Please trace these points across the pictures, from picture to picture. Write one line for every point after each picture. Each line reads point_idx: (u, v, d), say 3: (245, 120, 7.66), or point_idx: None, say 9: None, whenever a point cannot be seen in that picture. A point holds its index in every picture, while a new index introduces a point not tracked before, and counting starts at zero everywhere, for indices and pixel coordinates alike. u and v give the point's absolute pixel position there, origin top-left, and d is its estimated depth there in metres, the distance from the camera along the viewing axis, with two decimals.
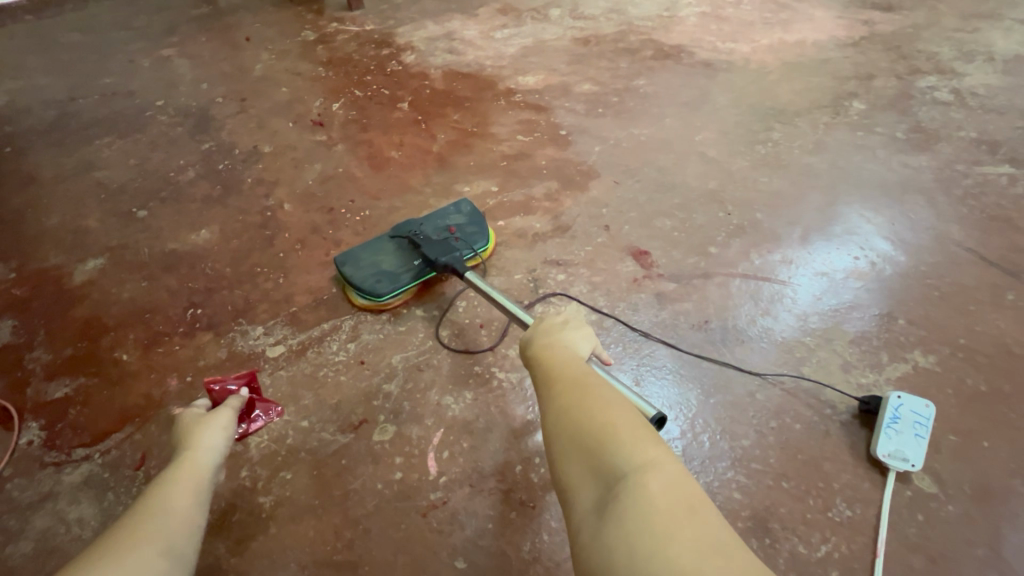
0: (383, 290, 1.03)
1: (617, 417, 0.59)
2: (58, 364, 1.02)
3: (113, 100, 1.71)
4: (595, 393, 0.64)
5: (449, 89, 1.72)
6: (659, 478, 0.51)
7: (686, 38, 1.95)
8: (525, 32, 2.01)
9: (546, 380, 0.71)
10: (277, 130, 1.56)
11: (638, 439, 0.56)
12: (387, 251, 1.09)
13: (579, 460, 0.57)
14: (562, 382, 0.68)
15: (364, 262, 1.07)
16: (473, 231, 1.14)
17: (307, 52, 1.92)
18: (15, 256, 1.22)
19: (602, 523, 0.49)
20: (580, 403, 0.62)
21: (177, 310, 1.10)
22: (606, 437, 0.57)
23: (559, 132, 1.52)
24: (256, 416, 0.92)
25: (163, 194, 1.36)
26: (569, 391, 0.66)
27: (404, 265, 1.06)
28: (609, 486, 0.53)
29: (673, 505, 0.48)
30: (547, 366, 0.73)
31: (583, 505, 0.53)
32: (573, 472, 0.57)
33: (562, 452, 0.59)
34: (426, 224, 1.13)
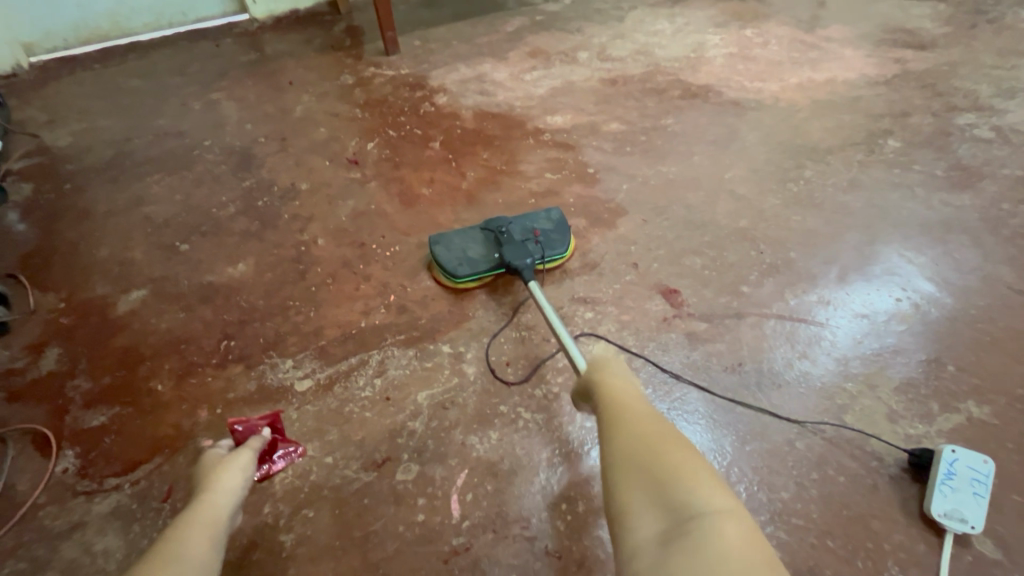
0: (457, 274, 1.13)
1: (689, 458, 0.58)
2: (96, 392, 1.05)
3: (165, 140, 1.81)
4: (665, 431, 0.63)
5: (480, 128, 1.77)
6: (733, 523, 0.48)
7: (714, 78, 1.97)
8: (554, 74, 2.06)
9: (612, 412, 0.70)
10: (314, 168, 1.62)
11: (711, 482, 0.54)
12: (475, 239, 1.19)
13: (642, 487, 0.55)
14: (631, 417, 0.67)
15: (454, 244, 1.17)
16: (556, 238, 1.19)
17: (345, 94, 2.02)
18: (64, 286, 1.28)
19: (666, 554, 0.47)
20: (652, 439, 0.61)
21: (212, 341, 1.13)
22: (677, 473, 0.55)
23: (587, 169, 1.54)
24: (277, 458, 0.91)
25: (203, 229, 1.42)
26: (639, 427, 0.64)
27: (485, 256, 1.15)
28: (675, 517, 0.50)
29: (748, 552, 0.45)
30: (616, 401, 0.72)
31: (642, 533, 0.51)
32: (634, 498, 0.55)
33: (624, 477, 0.57)
34: (516, 223, 1.19)
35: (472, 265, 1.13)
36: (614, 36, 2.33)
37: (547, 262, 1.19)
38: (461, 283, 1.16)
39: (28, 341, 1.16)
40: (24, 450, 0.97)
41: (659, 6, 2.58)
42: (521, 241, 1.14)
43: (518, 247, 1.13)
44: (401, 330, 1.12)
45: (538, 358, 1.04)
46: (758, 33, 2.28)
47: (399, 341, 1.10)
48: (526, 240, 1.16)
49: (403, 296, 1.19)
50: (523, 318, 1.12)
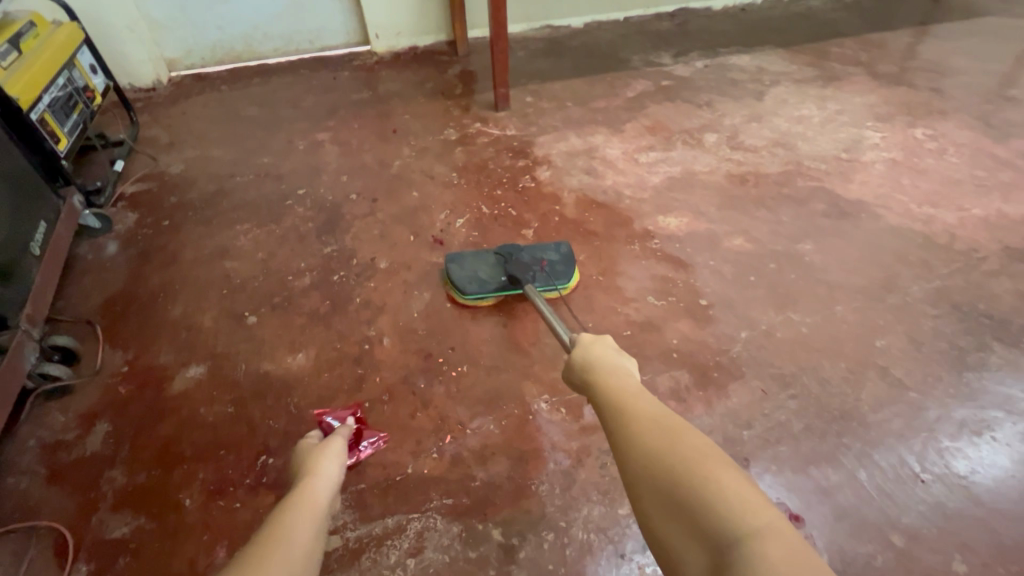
0: (467, 290, 1.24)
1: (704, 461, 0.51)
2: (129, 492, 0.99)
3: (264, 181, 1.79)
4: (670, 430, 0.57)
5: (581, 219, 1.58)
6: (767, 542, 0.43)
7: (870, 193, 1.65)
8: (674, 158, 1.83)
9: (615, 415, 0.64)
10: (398, 243, 1.52)
11: (733, 489, 0.48)
12: (487, 261, 1.30)
13: (671, 516, 0.49)
14: (636, 421, 0.61)
15: (467, 264, 1.29)
16: (561, 268, 1.29)
17: (445, 151, 1.91)
18: (132, 346, 1.25)
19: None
20: (663, 446, 0.55)
21: (251, 454, 1.04)
22: (698, 488, 0.49)
23: (698, 301, 1.30)
24: (363, 447, 1.02)
25: (275, 299, 1.36)
26: (648, 433, 0.58)
27: (494, 276, 1.26)
28: (711, 548, 0.45)
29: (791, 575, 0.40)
30: (617, 405, 0.66)
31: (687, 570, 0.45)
32: (667, 526, 0.49)
33: (647, 500, 0.52)
34: (527, 249, 1.31)
35: (481, 283, 1.24)
36: (749, 117, 2.05)
37: (552, 289, 1.29)
38: (470, 300, 1.27)
39: (83, 409, 1.13)
40: (44, 553, 0.92)
41: (807, 84, 2.26)
42: (526, 263, 1.24)
43: (524, 268, 1.23)
44: (450, 492, 0.96)
45: None
46: (931, 136, 1.90)
47: (445, 508, 0.94)
48: (533, 265, 1.26)
49: (460, 441, 1.03)
50: (592, 513, 0.93)
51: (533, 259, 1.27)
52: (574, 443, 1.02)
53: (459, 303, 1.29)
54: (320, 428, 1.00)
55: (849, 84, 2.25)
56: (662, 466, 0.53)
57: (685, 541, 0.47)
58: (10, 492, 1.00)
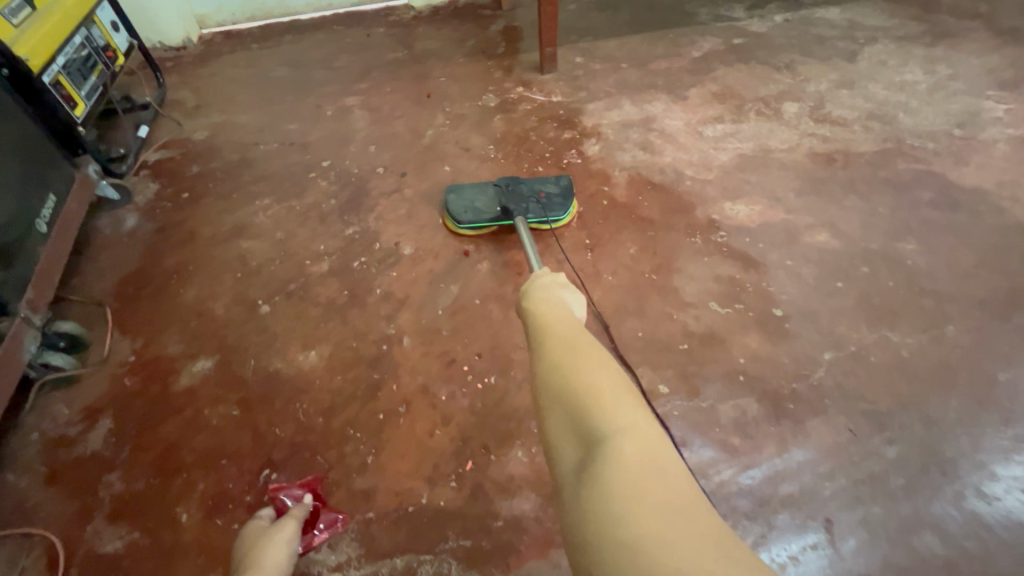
0: (463, 218, 1.25)
1: (599, 376, 0.54)
2: (126, 501, 0.92)
3: (288, 151, 1.66)
4: (579, 350, 0.59)
5: (632, 203, 1.37)
6: (632, 440, 0.45)
7: (990, 180, 1.36)
8: (747, 132, 1.57)
9: (537, 336, 0.66)
10: (425, 225, 1.36)
11: (615, 399, 0.50)
12: (485, 193, 1.30)
13: (562, 423, 0.52)
14: (552, 340, 0.63)
15: (465, 195, 1.29)
16: (558, 201, 1.26)
17: (483, 119, 1.72)
18: (141, 333, 1.17)
19: (578, 485, 0.45)
20: (566, 361, 0.57)
21: (254, 466, 0.94)
22: (586, 399, 0.51)
23: (772, 310, 1.09)
24: (318, 530, 0.85)
25: (291, 287, 1.24)
26: (558, 351, 0.60)
27: (489, 206, 1.26)
28: (586, 449, 0.47)
29: (639, 469, 0.42)
30: (543, 327, 0.67)
31: (564, 466, 0.49)
32: (556, 430, 0.52)
33: (546, 409, 0.55)
34: (526, 181, 1.29)
35: (475, 212, 1.25)
36: (838, 82, 1.74)
37: (547, 222, 1.27)
38: (465, 229, 1.28)
39: (87, 402, 1.06)
40: (38, 564, 0.86)
41: (912, 42, 1.90)
42: (522, 195, 1.24)
43: (518, 199, 1.24)
44: (468, 531, 0.84)
45: None
46: None
47: (462, 551, 0.82)
48: (529, 197, 1.25)
49: (482, 470, 0.90)
50: None
51: (529, 191, 1.26)
52: None
53: (456, 233, 1.30)
54: (275, 505, 0.89)
55: (965, 41, 1.88)
56: (561, 381, 0.55)
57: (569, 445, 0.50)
58: (9, 490, 0.95)
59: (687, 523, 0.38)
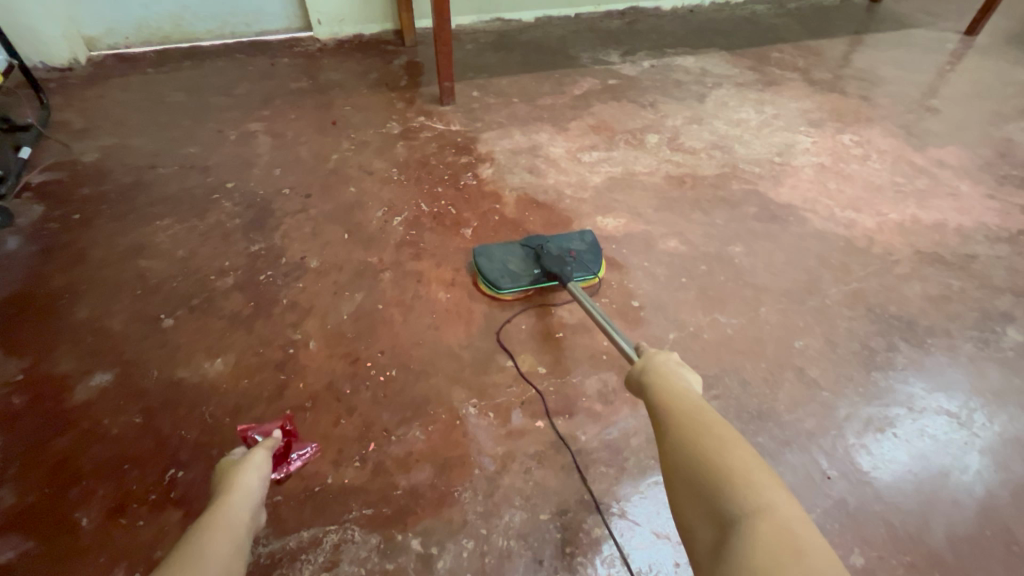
0: (503, 283, 1.25)
1: (728, 451, 0.59)
2: (16, 513, 0.92)
3: (189, 174, 1.69)
4: (709, 427, 0.63)
5: (520, 219, 1.57)
6: (770, 526, 0.49)
7: (798, 197, 1.71)
8: (617, 158, 1.85)
9: (657, 406, 0.72)
10: (330, 241, 1.46)
11: (751, 476, 0.55)
12: (516, 256, 1.32)
13: (692, 497, 0.57)
14: (676, 413, 0.68)
15: (497, 258, 1.30)
16: (589, 257, 1.32)
17: (387, 145, 1.86)
18: (29, 353, 1.16)
19: (717, 565, 0.49)
20: (693, 438, 0.62)
21: (158, 469, 0.98)
22: (716, 476, 0.56)
23: (630, 302, 1.33)
24: (292, 459, 0.98)
25: (194, 301, 1.28)
26: (680, 424, 0.65)
27: (525, 269, 1.28)
28: (722, 527, 0.52)
29: (780, 552, 0.46)
30: (663, 399, 0.73)
31: (700, 546, 0.53)
32: (686, 508, 0.57)
33: (675, 485, 0.60)
34: (552, 241, 1.34)
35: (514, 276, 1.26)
36: (690, 118, 2.09)
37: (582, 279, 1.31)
38: (506, 294, 1.27)
39: None
40: None
41: (747, 88, 2.32)
42: (557, 254, 1.28)
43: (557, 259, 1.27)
44: (370, 502, 0.94)
45: None
46: (857, 142, 2.00)
47: (364, 519, 0.92)
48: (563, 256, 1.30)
49: (383, 449, 1.01)
50: (514, 519, 0.93)
51: (562, 250, 1.30)
52: (500, 449, 1.02)
53: (493, 298, 1.29)
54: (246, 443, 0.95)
55: (786, 88, 2.33)
56: (689, 457, 0.60)
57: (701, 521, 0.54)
58: None
59: None
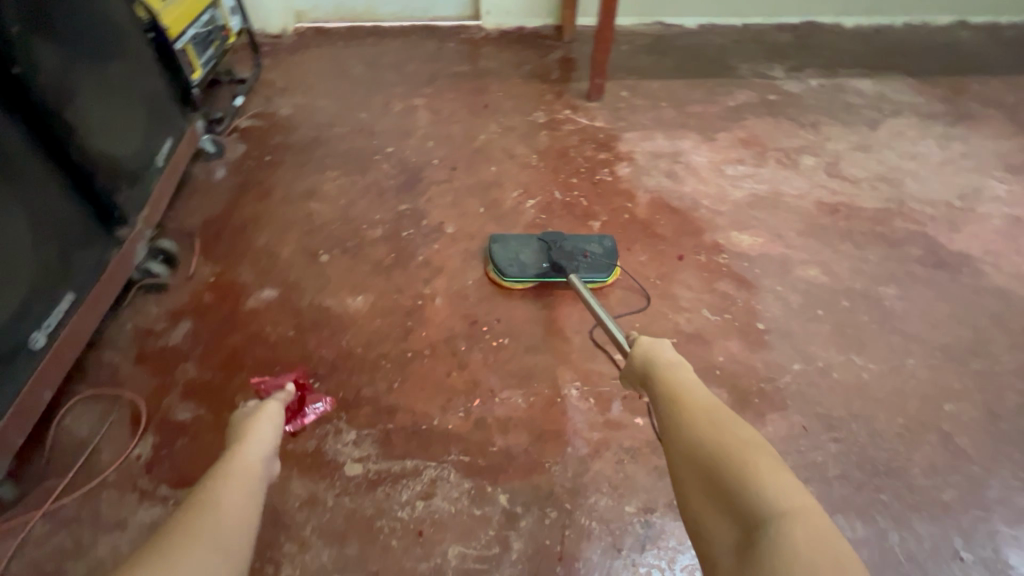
0: (509, 271, 1.27)
1: (748, 452, 0.58)
2: (195, 385, 1.13)
3: (358, 136, 1.91)
4: (724, 429, 0.63)
5: (650, 220, 1.56)
6: (795, 521, 0.49)
7: (978, 247, 1.49)
8: (764, 176, 1.75)
9: (666, 405, 0.72)
10: (467, 213, 1.57)
11: (772, 477, 0.54)
12: (530, 247, 1.33)
13: (711, 500, 0.56)
14: (689, 411, 0.68)
15: (510, 247, 1.32)
16: (603, 262, 1.30)
17: (530, 133, 1.94)
18: (220, 262, 1.40)
19: (740, 564, 0.49)
20: (709, 440, 0.61)
21: (301, 377, 1.14)
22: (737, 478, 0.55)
23: (755, 323, 1.27)
24: (308, 414, 1.06)
25: (347, 244, 1.46)
26: (695, 425, 0.65)
27: (534, 262, 1.29)
28: (744, 526, 0.51)
29: (806, 545, 0.46)
30: (674, 393, 0.73)
31: (720, 545, 0.53)
32: (705, 512, 0.56)
33: (692, 489, 0.59)
34: (570, 240, 1.33)
35: (522, 266, 1.27)
36: (856, 145, 1.91)
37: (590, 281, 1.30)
38: (509, 282, 1.29)
39: (172, 307, 1.28)
40: (123, 421, 1.07)
41: (933, 119, 2.06)
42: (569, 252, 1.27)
43: (567, 256, 1.26)
44: (468, 451, 1.02)
45: (595, 567, 0.89)
46: None
47: (461, 464, 1.00)
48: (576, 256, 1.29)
49: (487, 407, 1.08)
50: (599, 503, 0.95)
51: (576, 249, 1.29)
52: (596, 435, 1.04)
53: (498, 285, 1.32)
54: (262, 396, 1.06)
55: (984, 126, 2.02)
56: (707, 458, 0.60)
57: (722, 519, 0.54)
58: (105, 363, 1.17)
59: None
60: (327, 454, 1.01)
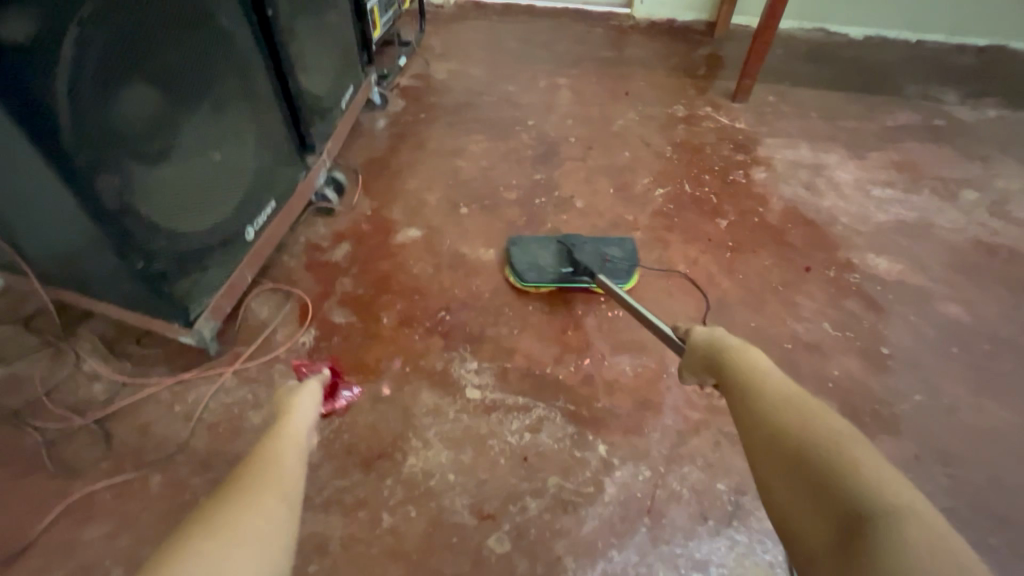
0: (529, 275, 1.27)
1: (841, 444, 0.57)
2: (350, 297, 1.32)
3: (503, 106, 2.04)
4: (807, 416, 0.61)
5: (781, 227, 1.54)
6: (907, 523, 0.49)
7: None
8: (915, 203, 1.64)
9: (741, 392, 0.71)
10: (598, 191, 1.65)
11: (874, 471, 0.53)
12: (548, 251, 1.33)
13: (804, 497, 0.56)
14: (763, 399, 0.67)
15: (528, 250, 1.32)
16: (621, 269, 1.32)
17: (668, 125, 1.96)
18: (377, 199, 1.59)
19: (846, 563, 0.50)
20: (795, 431, 0.60)
21: (435, 308, 1.29)
22: (831, 473, 0.55)
23: (878, 347, 1.24)
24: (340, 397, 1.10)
25: (485, 202, 1.60)
26: (778, 411, 0.64)
27: (554, 266, 1.29)
28: (847, 524, 0.51)
29: (922, 550, 0.47)
30: (746, 376, 0.72)
31: (818, 542, 0.53)
32: (796, 509, 0.56)
33: (779, 483, 0.59)
34: (589, 246, 1.34)
35: (543, 270, 1.27)
36: None
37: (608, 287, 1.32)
38: (527, 286, 1.30)
39: (335, 229, 1.49)
40: (293, 312, 1.28)
41: None
42: (589, 257, 1.28)
43: (589, 260, 1.27)
44: (574, 401, 1.11)
45: (679, 529, 0.96)
46: None
47: (567, 411, 1.10)
48: (595, 261, 1.30)
49: (596, 367, 1.17)
50: (691, 474, 1.01)
51: (595, 255, 1.31)
52: (696, 414, 1.09)
53: (516, 288, 1.32)
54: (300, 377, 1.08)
55: None
56: (791, 458, 0.58)
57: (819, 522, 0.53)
58: (282, 264, 1.39)
59: None
60: (454, 376, 1.15)
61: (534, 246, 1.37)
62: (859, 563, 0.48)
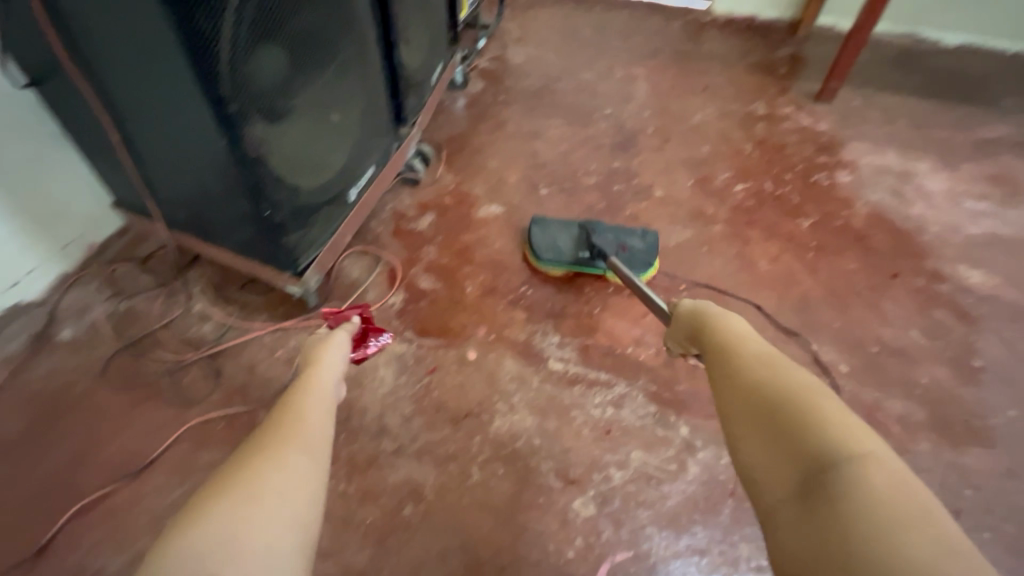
0: (545, 256, 1.27)
1: (811, 400, 0.60)
2: (435, 264, 1.37)
3: (580, 93, 2.05)
4: (782, 375, 0.64)
5: (866, 232, 1.51)
6: (869, 467, 0.52)
7: None
8: (1009, 219, 1.59)
9: (721, 355, 0.73)
10: (677, 182, 1.65)
11: (841, 424, 0.56)
12: (569, 235, 1.32)
13: (772, 450, 0.59)
14: (741, 363, 0.69)
15: (547, 232, 1.31)
16: (642, 257, 1.28)
17: (747, 122, 1.93)
18: (458, 173, 1.63)
19: (806, 508, 0.53)
20: (768, 391, 0.63)
21: (515, 282, 1.31)
22: (801, 428, 0.57)
23: (967, 360, 1.28)
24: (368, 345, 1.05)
25: (564, 185, 1.62)
26: (756, 372, 0.66)
27: (573, 249, 1.28)
28: (810, 474, 0.54)
29: (884, 491, 0.50)
30: (729, 341, 0.74)
31: (778, 491, 0.56)
32: (762, 462, 0.59)
33: (746, 441, 0.62)
34: (611, 232, 1.31)
35: (559, 253, 1.26)
36: None
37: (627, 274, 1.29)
38: (544, 267, 1.29)
39: (420, 200, 1.54)
40: (382, 275, 1.34)
41: None
42: (609, 243, 1.26)
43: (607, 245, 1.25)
44: (655, 382, 1.14)
45: None
46: None
47: (649, 391, 1.13)
48: (615, 248, 1.27)
49: None
50: None
51: (616, 241, 1.28)
52: None
53: (533, 269, 1.32)
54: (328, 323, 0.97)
55: None
56: (766, 412, 0.61)
57: (783, 478, 0.56)
58: (371, 228, 1.45)
59: (939, 539, 0.46)
60: (537, 347, 1.19)
61: (555, 228, 1.35)
62: (821, 506, 0.51)
